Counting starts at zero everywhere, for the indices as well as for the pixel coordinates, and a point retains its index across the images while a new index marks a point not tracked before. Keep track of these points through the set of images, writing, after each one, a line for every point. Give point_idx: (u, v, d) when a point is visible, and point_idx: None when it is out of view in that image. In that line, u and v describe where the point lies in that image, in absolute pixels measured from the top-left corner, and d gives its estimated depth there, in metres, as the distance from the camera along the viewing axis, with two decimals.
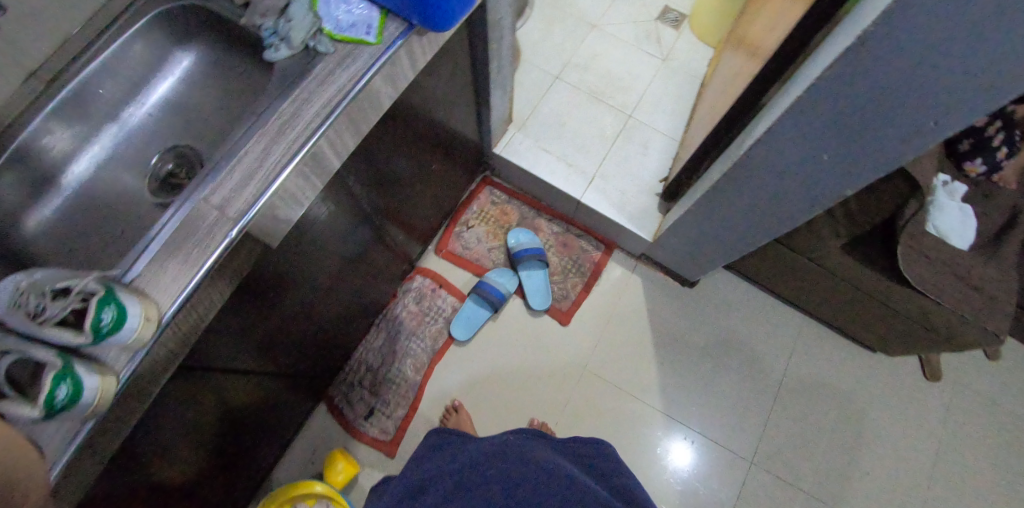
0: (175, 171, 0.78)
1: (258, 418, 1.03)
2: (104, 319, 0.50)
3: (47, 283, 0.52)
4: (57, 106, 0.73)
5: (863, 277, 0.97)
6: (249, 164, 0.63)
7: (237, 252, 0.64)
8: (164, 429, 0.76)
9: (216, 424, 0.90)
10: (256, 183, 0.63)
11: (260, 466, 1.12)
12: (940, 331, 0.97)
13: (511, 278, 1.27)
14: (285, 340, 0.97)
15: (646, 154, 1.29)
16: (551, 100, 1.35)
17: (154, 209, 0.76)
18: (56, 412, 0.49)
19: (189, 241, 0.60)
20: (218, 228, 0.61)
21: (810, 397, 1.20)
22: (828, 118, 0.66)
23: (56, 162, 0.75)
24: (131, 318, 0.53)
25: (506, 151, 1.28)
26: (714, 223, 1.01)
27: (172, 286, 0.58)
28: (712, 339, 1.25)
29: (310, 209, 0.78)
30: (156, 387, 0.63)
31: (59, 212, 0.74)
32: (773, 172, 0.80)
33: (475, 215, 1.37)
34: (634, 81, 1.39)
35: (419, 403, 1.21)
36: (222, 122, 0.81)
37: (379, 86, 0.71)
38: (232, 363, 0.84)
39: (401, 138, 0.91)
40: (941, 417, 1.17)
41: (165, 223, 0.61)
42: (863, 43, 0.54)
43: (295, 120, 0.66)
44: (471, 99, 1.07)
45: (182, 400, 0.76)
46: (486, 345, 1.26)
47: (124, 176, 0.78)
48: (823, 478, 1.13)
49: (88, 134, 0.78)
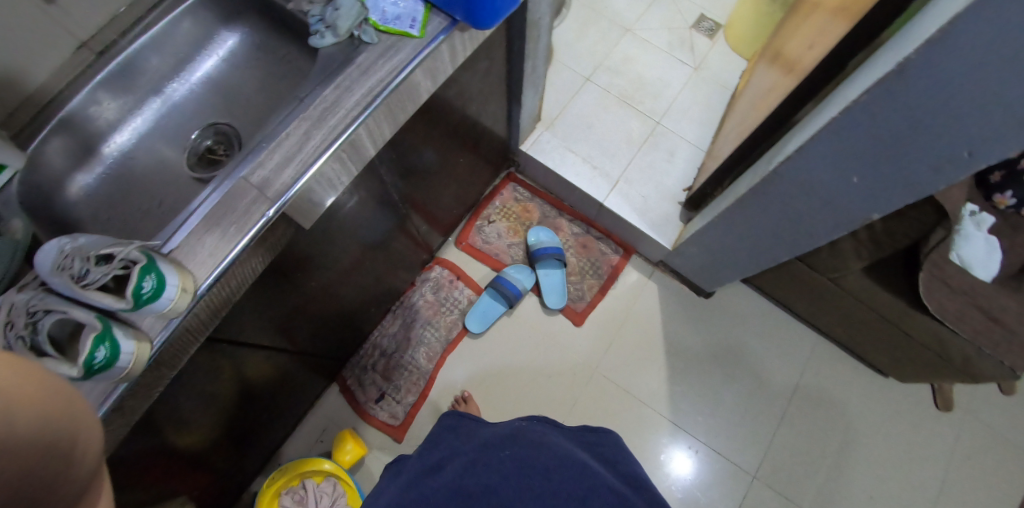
0: (214, 148, 0.81)
1: (273, 393, 1.05)
2: (144, 288, 0.52)
3: (89, 249, 0.53)
4: (105, 77, 0.76)
5: (883, 301, 0.97)
6: (288, 147, 0.65)
7: (273, 231, 0.65)
8: (187, 396, 0.79)
9: (234, 396, 0.93)
10: (295, 165, 0.64)
11: (271, 439, 1.15)
12: (957, 362, 0.97)
13: (528, 275, 1.28)
14: (306, 320, 0.99)
15: (671, 162, 1.30)
16: (581, 102, 1.35)
17: (192, 184, 0.78)
18: (93, 373, 0.51)
19: (226, 217, 0.61)
20: (255, 206, 0.62)
21: (818, 416, 1.20)
22: (863, 141, 0.66)
23: (101, 131, 0.77)
24: (170, 288, 0.55)
25: (533, 149, 1.29)
26: (737, 237, 1.02)
27: (208, 260, 0.60)
28: (724, 351, 1.26)
29: (343, 195, 0.80)
30: (186, 356, 0.65)
31: (101, 180, 0.76)
32: (802, 191, 0.80)
33: (497, 210, 1.38)
34: (665, 88, 1.39)
35: (429, 391, 1.23)
36: (262, 103, 0.83)
37: (419, 79, 0.72)
38: (256, 338, 0.87)
39: (434, 130, 0.93)
40: (950, 448, 1.17)
41: (207, 195, 0.63)
42: (905, 70, 0.55)
43: (336, 106, 0.67)
44: (503, 96, 1.08)
45: (207, 369, 0.79)
46: (499, 339, 1.27)
47: (164, 149, 0.80)
48: (824, 497, 1.14)
49: (132, 105, 0.80)
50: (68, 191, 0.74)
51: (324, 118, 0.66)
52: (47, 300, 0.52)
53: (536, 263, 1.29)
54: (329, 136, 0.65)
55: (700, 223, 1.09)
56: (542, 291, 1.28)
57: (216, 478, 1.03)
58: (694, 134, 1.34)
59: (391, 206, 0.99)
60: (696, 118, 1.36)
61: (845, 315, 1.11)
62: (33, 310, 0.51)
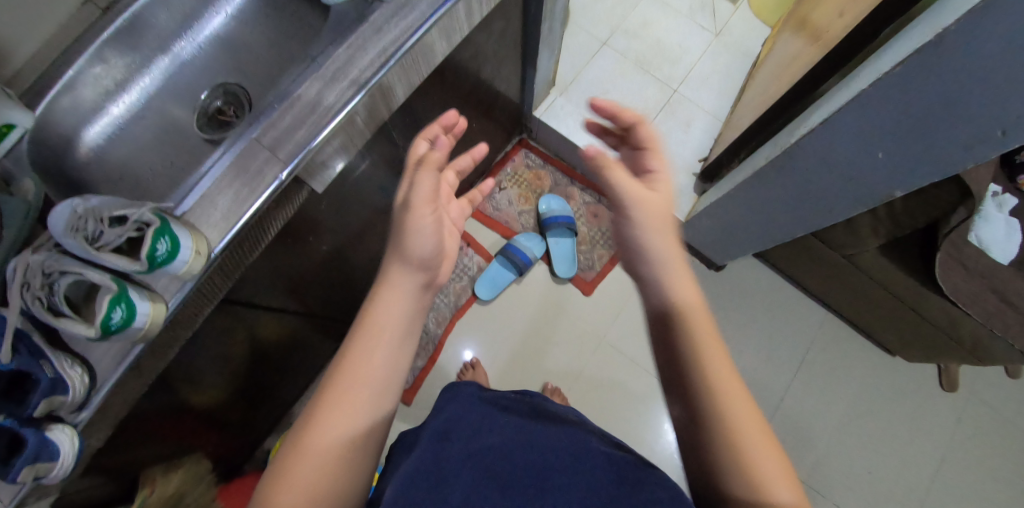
0: (224, 109, 0.79)
1: (284, 353, 1.07)
2: (159, 250, 0.52)
3: (98, 208, 0.52)
4: (115, 33, 0.73)
5: (895, 279, 0.98)
6: (300, 109, 0.63)
7: (286, 194, 0.65)
8: (201, 354, 0.80)
9: (247, 355, 0.95)
10: (307, 127, 0.62)
11: (284, 396, 1.19)
12: (965, 343, 0.98)
13: (539, 243, 1.28)
14: (316, 283, 0.99)
15: (687, 132, 1.26)
16: (596, 66, 1.31)
17: (203, 145, 0.77)
18: (111, 333, 0.52)
19: (237, 179, 0.61)
20: (268, 168, 0.61)
21: (821, 392, 1.22)
22: (891, 115, 0.64)
23: (109, 91, 0.75)
24: (184, 251, 0.55)
25: (546, 115, 1.26)
26: (753, 211, 1.00)
27: (221, 223, 0.60)
28: (731, 325, 1.27)
29: (354, 159, 0.79)
30: (200, 317, 0.65)
31: (108, 137, 0.74)
32: (823, 166, 0.78)
33: (508, 177, 1.35)
34: (684, 54, 1.34)
35: (438, 355, 1.25)
36: (272, 63, 0.81)
37: (433, 40, 0.69)
38: (267, 300, 0.87)
39: (447, 94, 0.90)
40: (951, 427, 1.19)
41: (217, 158, 0.63)
42: (940, 42, 0.52)
43: (348, 67, 0.65)
44: (517, 59, 1.05)
45: (221, 328, 0.80)
46: (508, 307, 1.28)
47: (174, 109, 0.78)
48: (822, 470, 1.17)
49: (139, 61, 0.77)
50: (78, 150, 0.72)
51: (336, 79, 0.64)
52: (61, 260, 0.52)
53: (547, 231, 1.28)
54: (342, 98, 0.63)
55: (716, 195, 1.07)
56: (552, 259, 1.28)
57: (231, 433, 1.06)
58: (712, 103, 1.30)
59: (401, 171, 0.98)
60: (715, 86, 1.31)
61: (857, 292, 1.10)
62: (48, 271, 0.52)
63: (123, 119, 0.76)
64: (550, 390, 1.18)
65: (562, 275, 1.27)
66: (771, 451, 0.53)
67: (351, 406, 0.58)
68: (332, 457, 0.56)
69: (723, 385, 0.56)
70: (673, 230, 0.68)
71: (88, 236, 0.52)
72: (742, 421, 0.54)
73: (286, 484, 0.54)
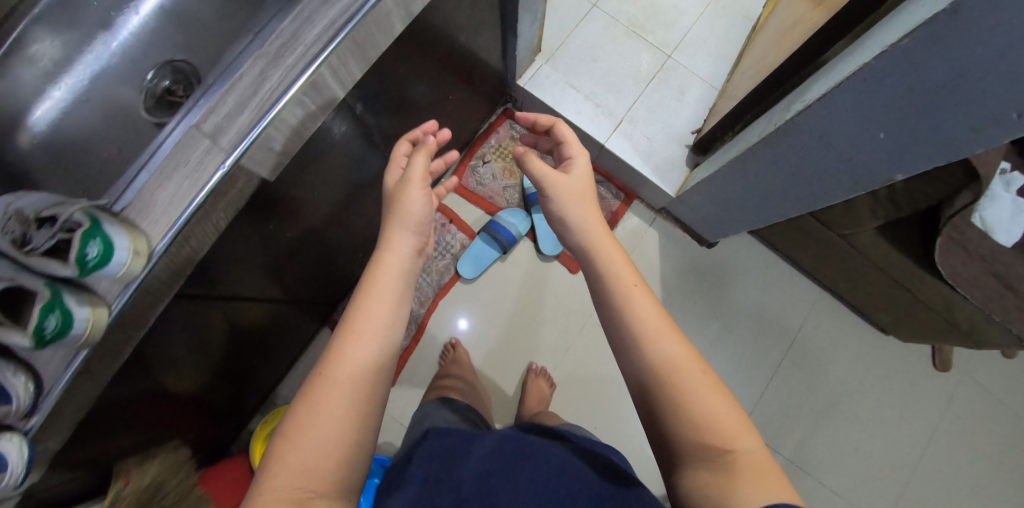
0: (173, 88, 0.73)
1: (262, 336, 1.05)
2: (90, 253, 0.48)
3: (28, 211, 0.50)
4: (45, 9, 0.67)
5: (891, 260, 0.95)
6: (242, 90, 0.57)
7: (233, 186, 0.60)
8: (169, 345, 0.77)
9: (223, 341, 0.92)
10: (251, 111, 0.57)
11: (266, 377, 1.18)
12: (961, 325, 0.96)
13: (524, 220, 1.23)
14: (288, 268, 0.96)
15: (681, 101, 1.20)
16: (585, 30, 1.22)
17: (151, 127, 0.72)
18: (47, 342, 0.49)
19: (178, 171, 0.56)
20: (210, 158, 0.56)
21: (811, 371, 1.21)
22: (894, 93, 0.58)
23: (47, 72, 0.69)
24: (120, 252, 0.51)
25: (530, 84, 1.19)
26: (746, 190, 0.94)
27: (162, 219, 0.55)
28: (722, 304, 1.24)
29: (314, 141, 0.73)
30: (152, 316, 0.62)
31: (50, 123, 0.68)
32: (818, 145, 0.72)
33: (492, 150, 1.28)
34: (680, 17, 1.26)
35: (422, 335, 1.22)
36: (222, 37, 0.74)
37: (391, 8, 0.63)
38: (234, 290, 0.83)
39: (417, 66, 0.84)
40: (939, 406, 1.18)
41: (156, 145, 0.57)
42: (956, 12, 0.46)
43: (295, 41, 0.59)
44: (496, 25, 0.97)
45: (189, 319, 0.77)
46: (493, 287, 1.25)
47: (118, 89, 0.72)
48: (809, 448, 1.17)
49: (78, 38, 0.71)
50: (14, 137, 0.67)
51: (281, 54, 0.58)
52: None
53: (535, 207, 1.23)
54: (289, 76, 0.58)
55: (709, 170, 1.01)
56: (541, 236, 1.23)
57: (214, 416, 1.06)
58: (708, 70, 1.23)
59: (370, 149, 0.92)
60: (711, 52, 1.25)
61: (851, 271, 1.07)
62: None
63: (66, 100, 0.71)
64: (536, 370, 1.18)
65: (549, 253, 1.23)
66: (714, 393, 0.63)
67: (362, 355, 0.61)
68: (354, 403, 0.59)
69: (666, 336, 0.67)
70: (591, 204, 0.80)
71: (18, 240, 0.49)
72: (690, 364, 0.65)
73: (313, 432, 0.55)
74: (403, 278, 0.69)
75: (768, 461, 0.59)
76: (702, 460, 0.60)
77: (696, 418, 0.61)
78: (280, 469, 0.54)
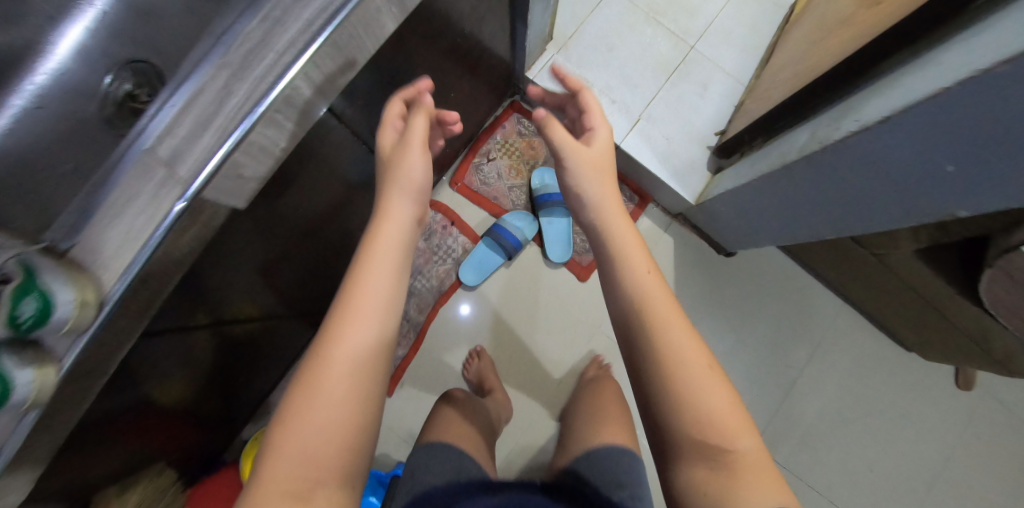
0: (137, 93, 0.64)
1: (253, 347, 0.99)
2: (23, 312, 0.42)
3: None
4: None
5: (926, 283, 0.88)
6: (205, 107, 0.49)
7: (197, 218, 0.52)
8: (150, 371, 0.70)
9: (209, 357, 0.86)
10: (215, 132, 0.49)
11: (257, 386, 1.13)
12: (996, 354, 0.89)
13: (530, 223, 1.15)
14: (278, 279, 0.88)
15: (703, 97, 1.10)
16: (601, 15, 1.11)
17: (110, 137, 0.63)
18: None
19: (131, 206, 0.48)
20: (166, 190, 0.48)
21: (828, 388, 1.15)
22: (971, 123, 0.49)
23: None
24: (62, 306, 0.44)
25: (541, 76, 1.09)
26: (776, 205, 0.86)
27: (114, 262, 0.47)
28: (737, 316, 1.17)
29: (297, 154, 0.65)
30: (114, 362, 0.55)
31: None
32: (867, 169, 0.64)
33: (498, 146, 1.18)
34: (704, 3, 1.16)
35: (420, 344, 1.15)
36: (190, 31, 0.65)
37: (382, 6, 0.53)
38: (217, 314, 0.76)
39: (416, 63, 0.74)
40: (960, 426, 1.14)
41: (105, 176, 0.49)
42: None
43: (265, 47, 0.50)
44: (504, 13, 0.87)
45: (170, 343, 0.70)
46: (496, 294, 1.17)
47: (71, 94, 0.64)
48: (822, 468, 1.13)
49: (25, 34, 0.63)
50: None
51: (249, 63, 0.49)
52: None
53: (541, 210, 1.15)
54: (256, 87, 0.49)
55: (734, 180, 0.93)
56: (547, 242, 1.16)
57: (203, 428, 1.01)
58: (734, 63, 1.13)
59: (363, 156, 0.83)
60: (738, 43, 1.15)
61: (880, 289, 1.00)
62: None
63: (20, 107, 0.62)
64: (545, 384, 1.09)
65: (555, 260, 1.15)
66: (716, 383, 0.57)
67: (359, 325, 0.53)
68: (358, 381, 0.51)
69: (670, 319, 0.59)
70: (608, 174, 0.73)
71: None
72: (695, 351, 0.58)
73: (309, 415, 0.49)
74: (403, 242, 0.59)
75: (764, 454, 0.56)
76: (697, 453, 0.55)
77: (696, 409, 0.55)
78: (277, 455, 0.48)
